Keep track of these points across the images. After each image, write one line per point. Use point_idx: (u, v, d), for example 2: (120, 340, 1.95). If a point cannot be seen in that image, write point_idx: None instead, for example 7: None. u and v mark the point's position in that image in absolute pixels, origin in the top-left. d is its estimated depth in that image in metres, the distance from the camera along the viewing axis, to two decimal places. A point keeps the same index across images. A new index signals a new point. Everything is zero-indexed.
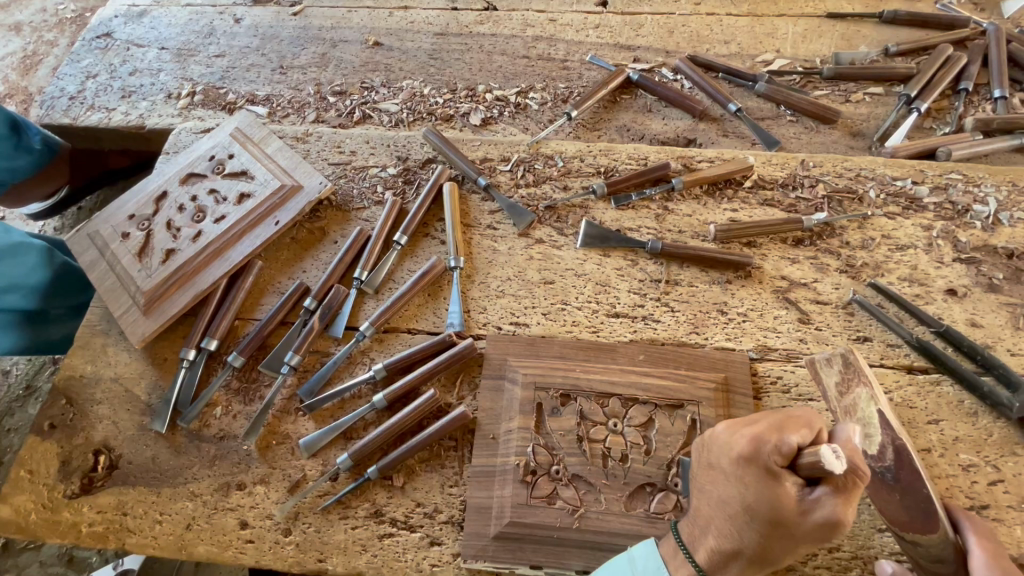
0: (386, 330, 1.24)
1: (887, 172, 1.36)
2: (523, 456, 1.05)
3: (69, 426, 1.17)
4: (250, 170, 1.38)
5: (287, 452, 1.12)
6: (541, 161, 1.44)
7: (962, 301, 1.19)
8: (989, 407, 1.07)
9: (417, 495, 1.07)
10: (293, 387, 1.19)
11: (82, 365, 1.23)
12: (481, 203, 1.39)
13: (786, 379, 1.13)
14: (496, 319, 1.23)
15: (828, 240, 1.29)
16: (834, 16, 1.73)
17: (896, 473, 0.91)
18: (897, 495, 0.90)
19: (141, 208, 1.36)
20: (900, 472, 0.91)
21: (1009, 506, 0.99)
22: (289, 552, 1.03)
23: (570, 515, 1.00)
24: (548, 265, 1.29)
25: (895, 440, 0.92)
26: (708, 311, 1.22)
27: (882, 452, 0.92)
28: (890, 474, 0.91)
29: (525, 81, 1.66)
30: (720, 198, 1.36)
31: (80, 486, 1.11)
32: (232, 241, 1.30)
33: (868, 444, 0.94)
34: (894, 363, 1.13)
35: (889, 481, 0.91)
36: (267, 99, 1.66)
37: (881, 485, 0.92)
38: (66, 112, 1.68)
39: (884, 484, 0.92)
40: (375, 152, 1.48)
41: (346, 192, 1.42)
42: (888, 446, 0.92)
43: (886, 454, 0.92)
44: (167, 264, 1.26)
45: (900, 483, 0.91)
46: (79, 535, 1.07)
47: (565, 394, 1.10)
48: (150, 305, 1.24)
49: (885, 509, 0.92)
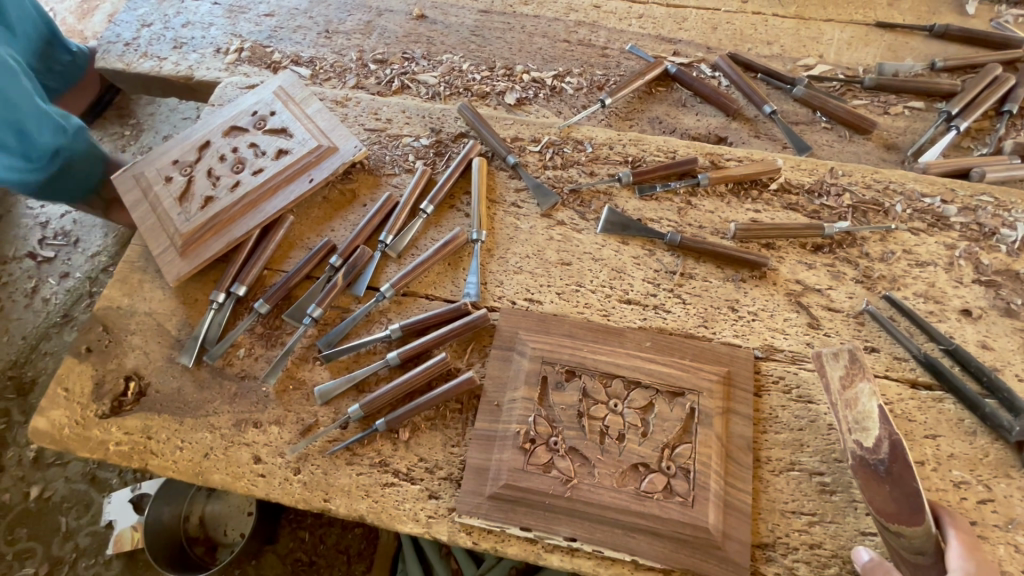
0: (405, 293, 1.29)
1: (916, 187, 1.36)
2: (524, 425, 1.09)
3: (104, 352, 1.25)
4: (289, 128, 1.43)
5: (303, 397, 1.18)
6: (570, 145, 1.46)
7: (975, 322, 1.19)
8: (989, 427, 1.08)
9: (420, 450, 1.13)
10: (313, 338, 1.25)
11: (120, 297, 1.31)
12: (508, 180, 1.42)
13: (788, 379, 1.16)
14: (511, 293, 1.27)
15: (848, 249, 1.30)
16: (883, 26, 1.70)
17: (888, 466, 0.99)
18: (886, 485, 0.97)
19: (184, 154, 1.42)
20: (893, 466, 0.98)
21: (994, 525, 1.00)
22: (296, 489, 1.10)
23: (562, 484, 1.04)
24: (567, 247, 1.32)
25: (891, 435, 1.00)
26: (719, 307, 1.24)
27: (878, 446, 1.00)
28: (883, 466, 0.99)
29: (563, 65, 1.67)
30: (744, 198, 1.37)
31: (110, 408, 1.19)
32: (268, 194, 1.36)
33: (865, 436, 1.01)
34: (899, 375, 1.15)
35: (882, 473, 0.98)
36: (311, 61, 1.71)
37: (873, 477, 0.99)
38: (120, 58, 1.74)
39: (876, 476, 0.98)
40: (410, 122, 1.52)
41: (378, 158, 1.46)
42: (885, 440, 1.00)
43: (881, 448, 1.00)
44: (206, 210, 1.32)
45: (892, 475, 0.98)
46: (106, 452, 1.15)
47: (570, 370, 1.14)
48: (186, 247, 1.30)
49: (874, 500, 0.97)
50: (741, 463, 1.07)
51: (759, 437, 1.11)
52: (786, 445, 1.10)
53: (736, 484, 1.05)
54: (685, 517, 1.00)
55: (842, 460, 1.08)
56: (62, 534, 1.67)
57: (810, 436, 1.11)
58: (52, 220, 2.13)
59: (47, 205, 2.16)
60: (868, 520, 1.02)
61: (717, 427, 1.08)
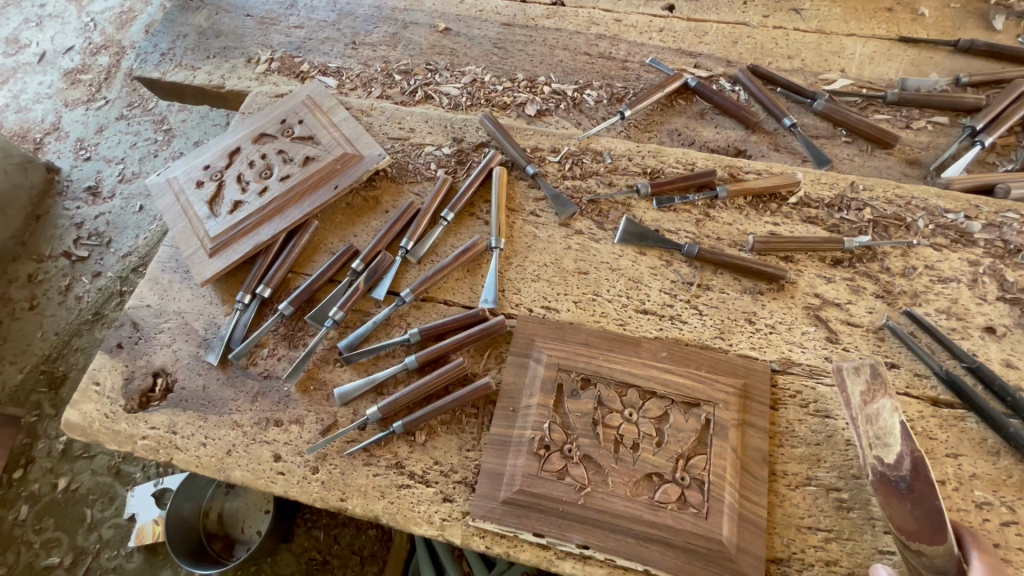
0: (424, 298, 1.31)
1: (940, 203, 1.34)
2: (539, 431, 1.10)
3: (134, 349, 1.30)
4: (316, 136, 1.47)
5: (323, 398, 1.21)
6: (589, 156, 1.48)
7: (999, 341, 1.18)
8: (1014, 448, 1.06)
9: (436, 453, 1.14)
10: (334, 340, 1.28)
11: (150, 296, 1.36)
12: (528, 189, 1.45)
13: (805, 393, 1.15)
14: (528, 301, 1.29)
15: (868, 263, 1.29)
16: (907, 40, 1.69)
17: (910, 483, 0.98)
18: (908, 503, 0.97)
19: (215, 160, 1.47)
20: (914, 483, 0.97)
21: (1019, 549, 0.98)
22: (314, 488, 1.12)
23: (576, 491, 1.05)
24: (585, 256, 1.34)
25: (914, 452, 0.99)
26: (736, 319, 1.24)
27: (899, 462, 0.99)
28: (904, 483, 0.98)
29: (583, 77, 1.70)
30: (763, 210, 1.37)
31: (138, 404, 1.23)
32: (294, 200, 1.40)
33: (886, 452, 1.01)
34: (920, 393, 1.13)
35: (903, 490, 0.98)
36: (338, 71, 1.76)
37: (893, 493, 0.98)
38: (157, 67, 1.82)
39: (897, 493, 0.98)
40: (433, 131, 1.55)
41: (401, 166, 1.50)
42: (907, 456, 0.99)
43: (903, 465, 0.99)
44: (234, 214, 1.37)
45: (914, 492, 0.97)
46: (134, 445, 1.19)
47: (586, 378, 1.15)
48: (214, 250, 1.35)
49: (894, 517, 0.97)
50: (756, 476, 1.06)
51: (775, 450, 1.11)
52: (802, 459, 1.09)
53: (752, 498, 1.04)
54: (698, 529, 1.00)
55: (860, 477, 1.07)
56: (87, 525, 1.72)
57: (827, 451, 1.10)
58: (87, 221, 2.21)
59: (84, 207, 2.24)
60: (886, 538, 1.01)
61: (732, 440, 1.08)
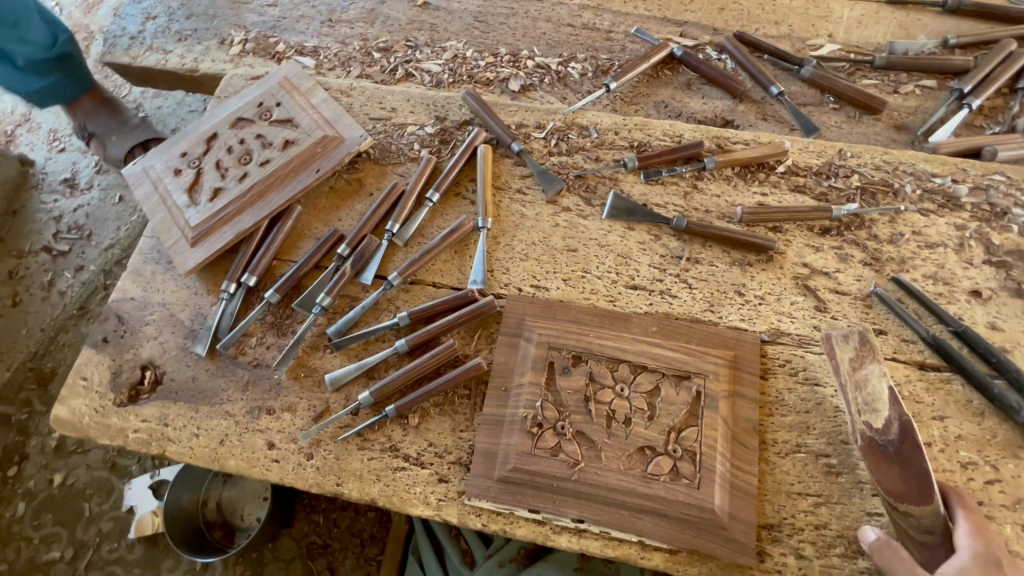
0: (412, 281, 1.30)
1: (927, 167, 1.34)
2: (531, 409, 1.11)
3: (120, 343, 1.28)
4: (295, 119, 1.44)
5: (314, 384, 1.21)
6: (575, 131, 1.45)
7: (985, 304, 1.19)
8: (997, 409, 1.08)
9: (429, 435, 1.14)
10: (322, 326, 1.27)
11: (134, 289, 1.33)
12: (513, 167, 1.42)
13: (794, 362, 1.16)
14: (516, 281, 1.28)
15: (856, 231, 1.28)
16: (894, 3, 1.66)
17: (898, 447, 0.99)
18: (896, 466, 0.98)
19: (192, 147, 1.43)
20: (902, 446, 0.99)
21: (1002, 505, 1.01)
22: (309, 474, 1.12)
23: (570, 467, 1.06)
24: (573, 233, 1.32)
25: (901, 417, 1.01)
26: (725, 291, 1.24)
27: (888, 426, 1.01)
28: (892, 447, 1.00)
29: (567, 50, 1.66)
30: (751, 181, 1.36)
31: (127, 398, 1.22)
32: (275, 185, 1.37)
33: (874, 417, 1.02)
34: (907, 358, 1.14)
35: (891, 453, 0.99)
36: (315, 51, 1.71)
37: (882, 457, 1.00)
38: (126, 51, 1.75)
39: (885, 456, 0.99)
40: (415, 110, 1.52)
41: (384, 148, 1.47)
42: (895, 421, 1.01)
43: (891, 429, 1.00)
44: (215, 202, 1.34)
45: (901, 456, 0.99)
46: (126, 439, 1.18)
47: (577, 355, 1.15)
48: (196, 239, 1.32)
49: (882, 480, 0.98)
50: (746, 445, 1.07)
51: (765, 419, 1.12)
52: (792, 427, 1.11)
53: (743, 466, 1.06)
54: (691, 499, 1.02)
55: (848, 442, 1.09)
56: (85, 519, 1.72)
57: (816, 418, 1.11)
58: (66, 215, 2.17)
59: (61, 200, 2.19)
60: (873, 501, 1.03)
61: (723, 410, 1.09)
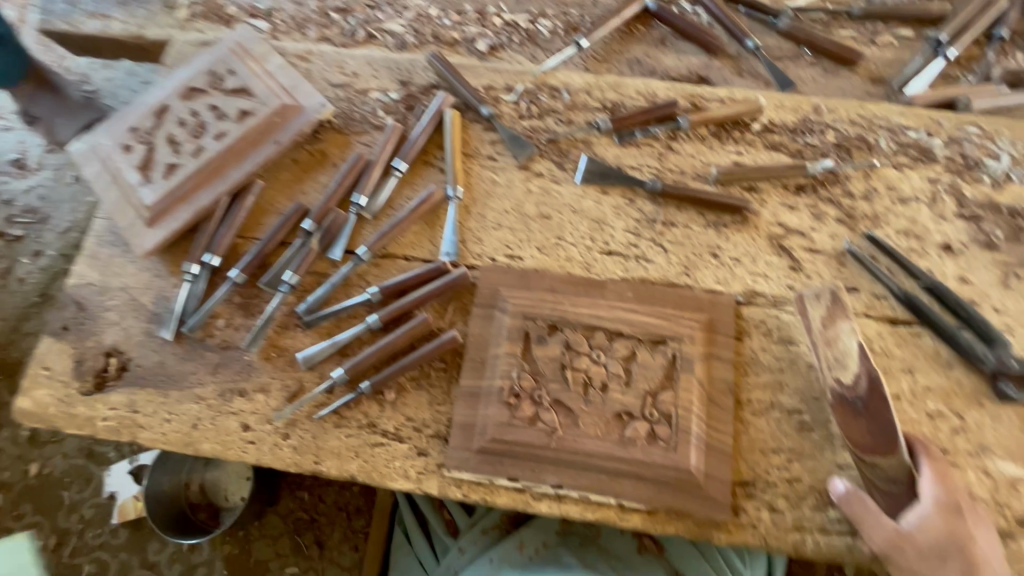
0: (383, 255, 1.26)
1: (902, 121, 1.32)
2: (507, 380, 1.10)
3: (80, 330, 1.23)
4: (250, 87, 1.35)
5: (287, 364, 1.18)
6: (545, 93, 1.40)
7: (956, 258, 1.19)
8: (964, 360, 1.10)
9: (407, 410, 1.13)
10: (292, 305, 1.23)
11: (91, 273, 1.28)
12: (483, 132, 1.37)
13: (769, 322, 1.16)
14: (490, 251, 1.25)
15: (831, 188, 1.27)
16: None
17: (866, 401, 1.01)
18: (863, 420, 1.00)
19: (142, 121, 1.35)
20: (870, 401, 1.01)
21: (964, 452, 1.04)
22: (287, 454, 1.11)
23: (547, 435, 1.06)
24: (546, 200, 1.29)
25: (869, 372, 1.02)
26: (700, 253, 1.22)
27: (856, 382, 1.02)
28: (861, 402, 1.01)
29: (536, 6, 1.58)
30: (727, 140, 1.33)
31: (94, 385, 1.18)
32: (233, 159, 1.30)
33: (844, 373, 1.03)
34: (879, 314, 1.15)
35: (859, 408, 1.01)
36: (269, 13, 1.61)
37: (850, 412, 1.02)
38: (64, 18, 1.63)
39: (854, 411, 1.01)
40: (377, 74, 1.44)
41: (347, 116, 1.40)
42: (863, 377, 1.02)
43: (859, 385, 1.02)
44: (169, 179, 1.27)
45: (869, 410, 1.01)
46: (95, 427, 1.16)
47: (552, 324, 1.14)
48: (153, 219, 1.27)
49: (850, 434, 1.01)
50: (721, 406, 1.09)
51: (741, 380, 1.12)
52: (766, 387, 1.12)
53: (719, 426, 1.07)
54: (667, 460, 1.04)
55: (821, 398, 1.10)
56: (67, 507, 1.71)
57: (790, 377, 1.12)
58: (18, 197, 2.06)
59: (10, 181, 2.08)
60: (844, 454, 1.06)
61: (698, 373, 1.09)
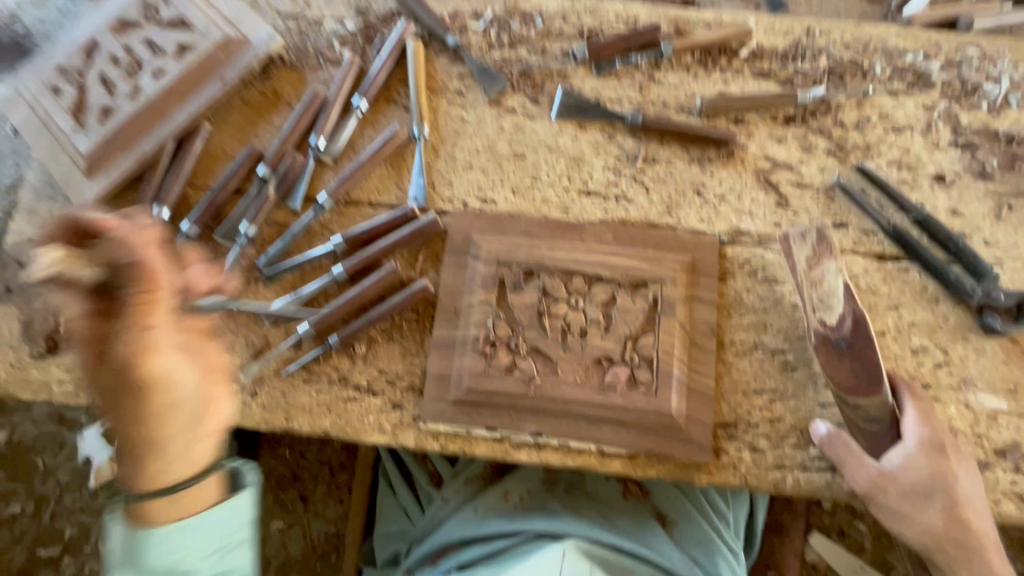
0: (346, 202, 1.18)
1: (898, 43, 1.23)
2: (482, 329, 1.06)
3: (25, 292, 1.15)
4: (188, 18, 1.21)
5: (250, 320, 1.12)
6: (517, 19, 1.28)
7: (948, 188, 1.14)
8: (951, 294, 1.08)
9: (380, 363, 1.09)
10: (252, 258, 1.15)
11: (30, 230, 1.18)
12: (450, 65, 1.25)
13: (754, 262, 1.12)
14: (461, 194, 1.17)
15: (822, 118, 1.20)
16: None
17: (850, 341, 0.99)
18: (847, 360, 0.99)
19: (69, 58, 1.21)
20: (854, 341, 0.98)
21: (946, 386, 1.03)
22: (256, 412, 1.07)
23: (525, 384, 1.03)
24: (519, 137, 1.20)
25: (855, 312, 0.98)
26: (684, 191, 1.16)
27: (841, 323, 0.99)
28: (845, 342, 0.99)
29: None
30: (712, 67, 1.23)
31: (45, 349, 1.11)
32: (175, 101, 1.19)
33: (829, 314, 1.00)
34: (867, 250, 1.11)
35: (843, 348, 0.99)
36: None
37: (834, 352, 1.00)
38: None
39: (837, 352, 0.99)
40: (331, 2, 1.31)
41: (299, 50, 1.27)
42: (849, 317, 0.99)
43: (844, 325, 0.99)
44: (106, 124, 1.16)
45: (853, 350, 0.98)
46: (51, 392, 1.10)
47: (529, 270, 1.09)
48: (91, 168, 1.16)
49: (834, 375, 1.00)
50: (704, 348, 1.05)
51: (723, 322, 1.09)
52: (750, 328, 1.08)
53: (701, 369, 1.05)
54: (648, 405, 1.01)
55: (804, 338, 1.08)
56: (43, 472, 1.68)
57: (774, 317, 1.09)
58: None
59: None
60: (826, 393, 1.04)
61: (680, 316, 1.06)
